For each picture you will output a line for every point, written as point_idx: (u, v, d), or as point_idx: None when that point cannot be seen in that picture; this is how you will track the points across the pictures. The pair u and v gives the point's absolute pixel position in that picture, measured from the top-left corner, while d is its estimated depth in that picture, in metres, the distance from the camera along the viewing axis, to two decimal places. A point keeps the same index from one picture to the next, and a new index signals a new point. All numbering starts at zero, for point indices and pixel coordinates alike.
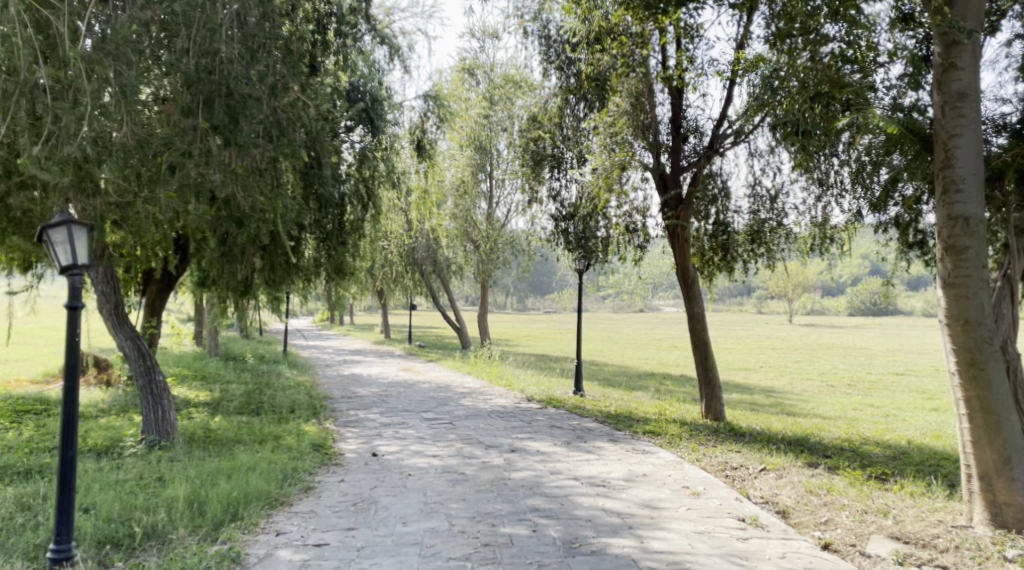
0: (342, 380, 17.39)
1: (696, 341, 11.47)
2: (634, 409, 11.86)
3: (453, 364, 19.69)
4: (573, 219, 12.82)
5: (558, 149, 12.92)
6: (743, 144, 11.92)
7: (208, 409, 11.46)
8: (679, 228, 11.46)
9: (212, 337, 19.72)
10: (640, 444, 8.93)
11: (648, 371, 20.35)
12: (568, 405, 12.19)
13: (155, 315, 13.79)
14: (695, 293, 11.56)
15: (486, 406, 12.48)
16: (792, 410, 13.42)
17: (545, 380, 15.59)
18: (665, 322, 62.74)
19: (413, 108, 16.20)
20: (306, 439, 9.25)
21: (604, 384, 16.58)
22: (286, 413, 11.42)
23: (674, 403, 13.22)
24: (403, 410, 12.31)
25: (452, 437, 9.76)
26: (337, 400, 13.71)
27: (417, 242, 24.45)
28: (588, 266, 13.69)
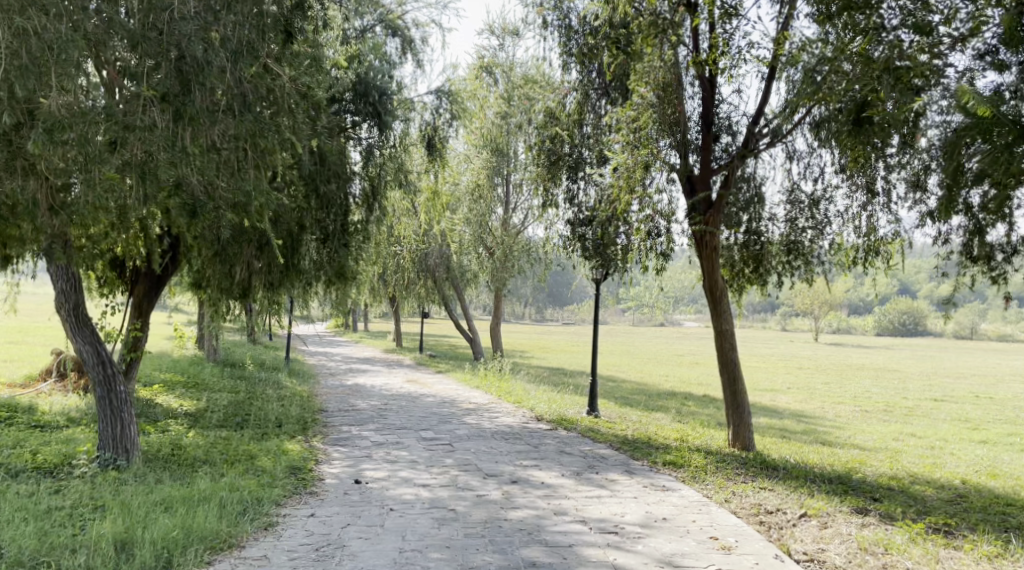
0: (344, 390, 16.45)
1: (724, 361, 10.38)
2: (652, 434, 10.79)
3: (462, 376, 18.70)
4: (591, 224, 12.02)
5: (576, 147, 12.05)
6: (779, 145, 10.93)
7: (187, 422, 10.54)
8: (708, 235, 10.37)
9: (210, 342, 18.86)
10: (660, 478, 7.88)
11: (669, 389, 19.28)
12: (581, 427, 11.15)
13: (141, 316, 12.71)
14: (724, 309, 10.42)
15: (491, 426, 11.48)
16: (826, 439, 12.30)
17: (557, 397, 14.55)
18: (686, 337, 61.39)
19: (424, 105, 15.33)
20: (283, 460, 8.28)
21: (621, 402, 15.50)
22: (272, 428, 10.49)
23: (696, 428, 12.13)
24: (400, 428, 11.32)
25: (449, 462, 8.75)
26: (333, 414, 12.76)
27: (430, 248, 24.05)
28: (606, 275, 12.72)
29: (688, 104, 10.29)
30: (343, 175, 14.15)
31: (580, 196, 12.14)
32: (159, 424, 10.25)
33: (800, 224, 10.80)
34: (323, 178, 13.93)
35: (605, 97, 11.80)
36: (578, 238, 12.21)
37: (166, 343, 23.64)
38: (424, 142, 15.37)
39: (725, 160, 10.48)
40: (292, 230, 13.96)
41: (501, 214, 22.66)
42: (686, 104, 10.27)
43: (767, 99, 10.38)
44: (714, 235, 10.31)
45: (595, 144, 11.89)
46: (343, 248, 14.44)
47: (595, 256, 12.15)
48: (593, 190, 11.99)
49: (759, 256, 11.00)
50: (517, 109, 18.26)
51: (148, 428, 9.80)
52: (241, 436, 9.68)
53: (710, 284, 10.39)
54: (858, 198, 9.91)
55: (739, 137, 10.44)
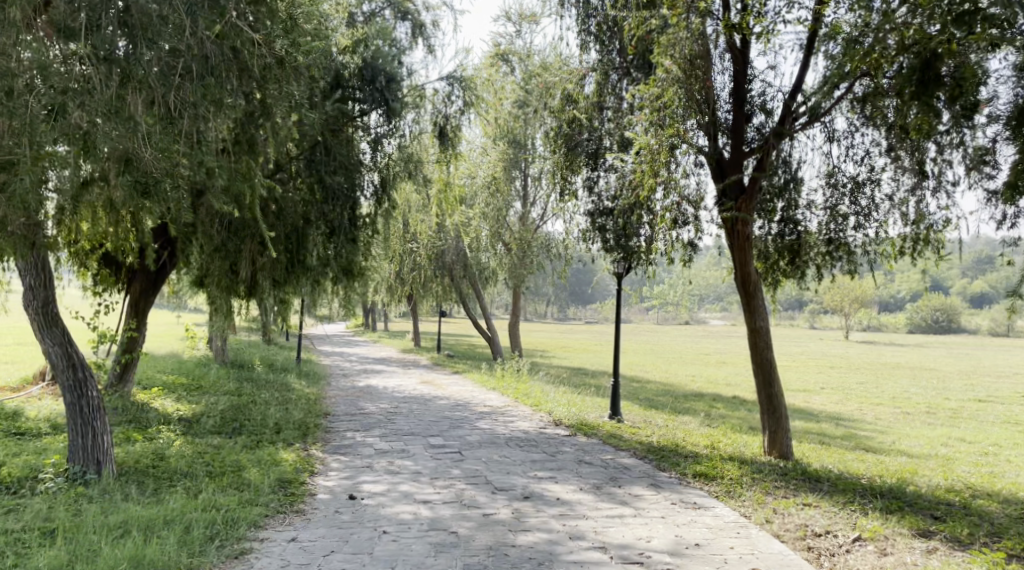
0: (354, 393, 15.74)
1: (758, 361, 9.51)
2: (680, 441, 9.92)
3: (478, 377, 17.90)
4: (612, 214, 11.18)
5: (597, 131, 11.22)
6: (818, 125, 10.03)
7: (179, 428, 9.85)
8: (739, 223, 9.47)
9: (218, 342, 18.24)
10: (690, 493, 7.05)
11: (696, 390, 18.38)
12: (602, 433, 10.32)
13: (137, 316, 12.15)
14: (758, 305, 9.55)
15: (505, 431, 10.68)
16: (869, 446, 11.37)
17: (577, 399, 13.70)
18: (711, 335, 60.20)
19: (435, 91, 14.52)
20: (273, 472, 7.53)
21: (645, 405, 14.61)
22: (268, 435, 9.78)
23: (727, 433, 11.23)
24: (408, 434, 10.55)
25: (456, 474, 7.95)
26: (338, 418, 12.03)
27: (447, 244, 23.32)
28: (628, 269, 11.83)
29: (717, 81, 9.43)
30: (352, 167, 13.45)
31: (600, 184, 11.26)
32: (148, 431, 9.55)
33: (842, 211, 9.91)
34: (329, 169, 13.26)
35: (626, 77, 10.93)
36: (598, 229, 11.36)
37: (176, 343, 23.03)
38: (436, 130, 14.58)
39: (757, 142, 9.61)
40: (297, 223, 13.28)
41: (519, 209, 21.89)
42: (715, 81, 9.41)
43: (804, 74, 9.49)
44: (746, 223, 9.42)
45: (617, 127, 11.05)
46: (350, 244, 13.75)
47: (618, 248, 11.29)
48: (616, 178, 11.12)
49: (798, 247, 10.10)
50: (534, 97, 17.46)
51: (134, 435, 9.10)
52: (233, 445, 8.94)
53: (742, 278, 9.53)
54: (905, 182, 9.03)
55: (775, 116, 9.56)
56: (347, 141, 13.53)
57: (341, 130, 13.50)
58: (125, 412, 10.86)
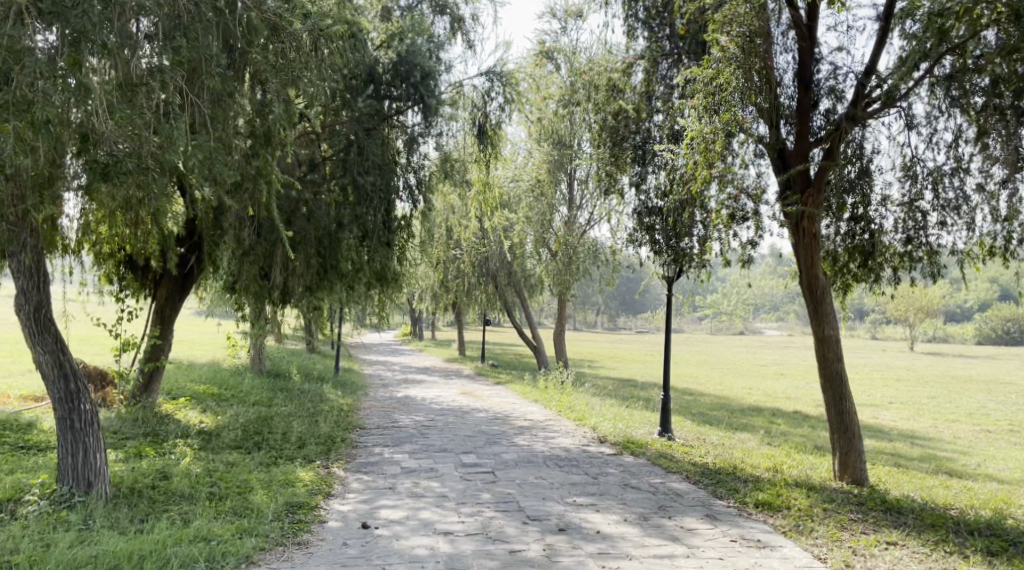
0: (391, 404, 15.06)
1: (826, 374, 8.51)
2: (738, 463, 8.93)
3: (521, 389, 17.08)
4: (661, 212, 10.30)
5: (646, 123, 10.38)
6: (895, 111, 9.01)
7: (196, 442, 9.23)
8: (804, 218, 8.51)
9: (254, 350, 17.77)
10: (753, 529, 6.10)
11: (753, 405, 17.26)
12: (651, 452, 9.41)
13: (162, 323, 11.64)
14: (827, 311, 8.54)
15: (545, 449, 9.84)
16: (951, 470, 10.23)
17: (624, 413, 12.74)
18: (768, 346, 58.22)
19: (474, 87, 13.62)
20: (283, 493, 6.82)
21: (699, 420, 13.56)
22: (287, 451, 9.11)
23: (790, 453, 10.18)
24: (439, 450, 9.76)
25: (486, 498, 7.15)
26: (370, 432, 11.35)
27: (491, 251, 22.57)
28: (678, 272, 10.90)
29: (780, 62, 8.51)
30: (387, 168, 12.83)
31: (648, 181, 10.39)
32: (162, 445, 8.94)
33: (921, 206, 8.90)
34: (361, 168, 12.67)
35: (677, 64, 10.04)
36: (645, 229, 10.49)
37: (215, 351, 22.64)
38: (474, 126, 13.56)
39: (825, 129, 8.65)
40: (329, 226, 12.71)
41: (565, 212, 21.05)
42: (777, 62, 8.49)
43: (880, 53, 8.50)
44: (812, 219, 8.45)
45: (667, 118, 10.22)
46: (385, 249, 13.14)
47: (668, 250, 10.41)
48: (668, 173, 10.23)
49: (871, 247, 9.09)
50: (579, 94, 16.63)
51: (143, 450, 8.48)
52: (249, 462, 8.28)
53: (808, 282, 8.56)
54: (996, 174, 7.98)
55: (846, 100, 8.60)
56: (382, 140, 12.92)
57: (375, 129, 12.89)
58: (145, 424, 10.32)
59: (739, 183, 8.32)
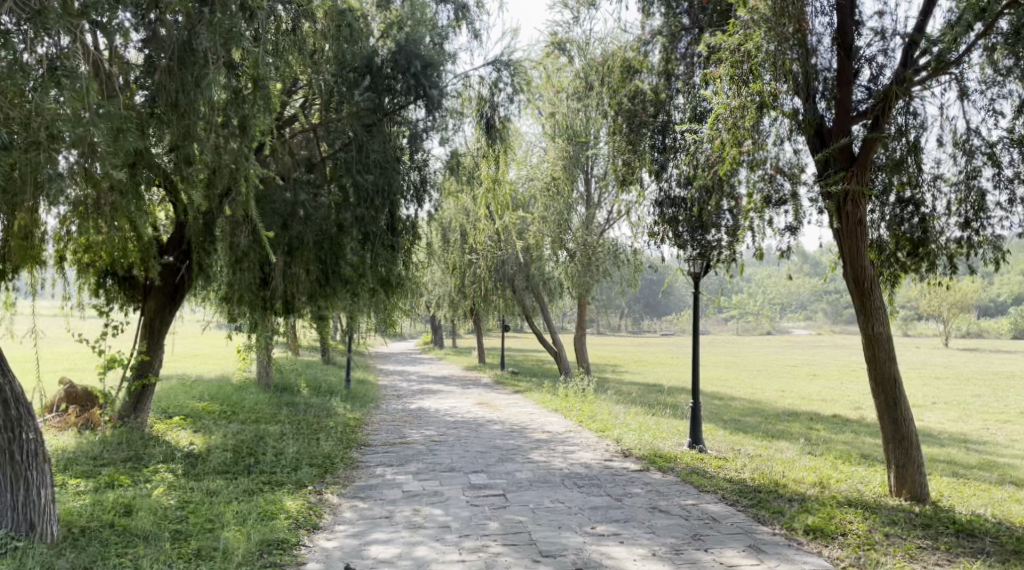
0: (402, 417, 14.22)
1: (877, 377, 7.53)
2: (779, 479, 7.96)
3: (541, 397, 16.17)
4: (685, 202, 9.37)
5: (667, 107, 9.49)
6: (947, 80, 8.01)
7: (180, 467, 8.45)
8: (848, 200, 7.52)
9: (260, 363, 16.99)
10: (806, 566, 5.27)
11: (788, 408, 16.21)
12: (682, 467, 8.46)
13: (150, 336, 11.08)
14: (875, 306, 7.55)
15: (564, 465, 8.93)
16: (1017, 481, 9.22)
17: (650, 423, 11.77)
18: (797, 346, 56.66)
19: (479, 78, 12.63)
20: (260, 528, 5.99)
21: (732, 428, 12.55)
22: (277, 475, 8.28)
23: (836, 464, 9.18)
24: (447, 470, 8.88)
25: (494, 528, 6.30)
26: (375, 449, 10.52)
27: (507, 254, 21.69)
28: (706, 268, 9.96)
29: (816, 27, 7.58)
30: (389, 166, 11.96)
31: (671, 169, 9.46)
32: (141, 472, 8.17)
33: (980, 184, 7.91)
34: (361, 167, 11.84)
35: (698, 40, 9.11)
36: (667, 222, 9.55)
37: (225, 366, 21.92)
38: (480, 119, 12.61)
39: (868, 101, 7.71)
40: (329, 230, 11.93)
41: (583, 211, 20.13)
42: (813, 27, 7.56)
43: (931, 12, 7.51)
44: (857, 202, 7.47)
45: (690, 100, 9.29)
46: (389, 252, 12.24)
47: (695, 244, 9.46)
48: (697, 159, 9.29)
49: (923, 233, 8.14)
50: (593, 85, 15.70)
51: (118, 479, 7.71)
52: (233, 490, 7.47)
53: (852, 273, 7.59)
54: None
55: (891, 67, 7.65)
56: (383, 137, 12.07)
57: (376, 125, 12.08)
58: (131, 446, 9.59)
59: (774, 163, 7.38)
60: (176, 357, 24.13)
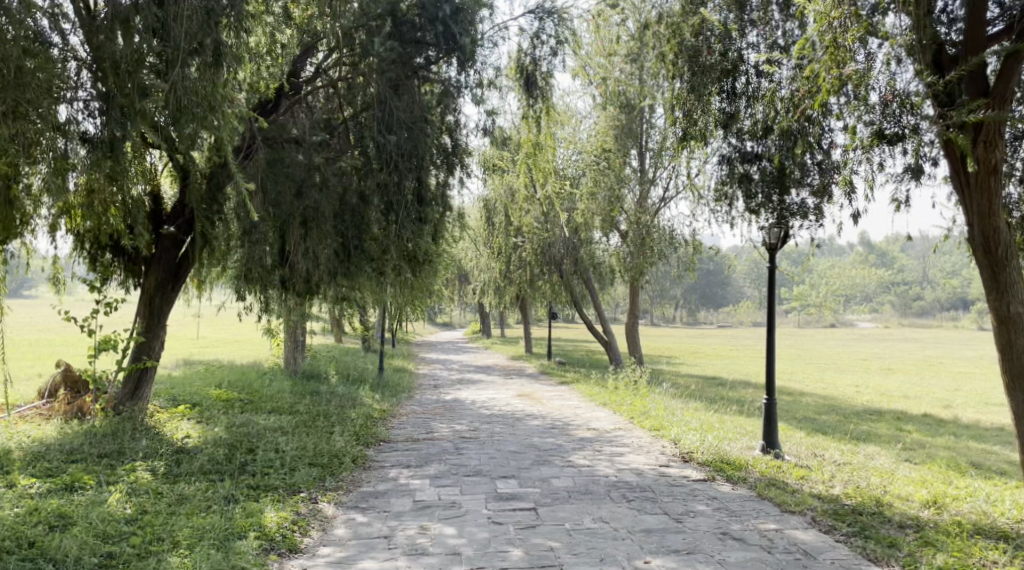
0: (434, 409, 12.88)
1: (1013, 372, 5.93)
2: (880, 497, 6.38)
3: (590, 389, 14.67)
4: (761, 157, 7.78)
5: (737, 44, 7.86)
6: None
7: (161, 464, 7.23)
8: (982, 136, 5.81)
9: (287, 347, 15.81)
10: None
11: (869, 407, 14.43)
12: (756, 478, 6.93)
13: (149, 316, 9.96)
14: (1013, 280, 5.89)
15: (611, 471, 7.46)
16: None
17: (713, 421, 10.19)
18: (863, 339, 53.95)
19: (519, 30, 10.95)
20: (213, 554, 4.72)
21: (808, 428, 10.88)
22: (266, 477, 6.99)
23: (944, 476, 7.53)
24: (471, 473, 7.49)
25: (517, 557, 4.91)
26: (395, 446, 9.20)
27: (554, 235, 20.11)
28: (784, 239, 8.29)
29: None
30: (416, 127, 10.45)
31: (745, 116, 7.86)
32: (112, 471, 6.96)
33: None
34: (384, 127, 10.41)
35: None
36: (737, 181, 7.94)
37: (258, 352, 20.87)
38: (520, 77, 10.98)
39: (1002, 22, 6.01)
40: (349, 200, 10.66)
41: (637, 190, 18.59)
42: None
43: None
44: (994, 144, 5.78)
45: (766, 34, 7.71)
46: (416, 226, 10.63)
47: (771, 208, 7.83)
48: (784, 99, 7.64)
49: None
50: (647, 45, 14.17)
51: (78, 479, 6.51)
52: (207, 496, 6.22)
53: (981, 237, 5.93)
54: None
55: None
56: (410, 95, 10.61)
57: (405, 86, 10.64)
58: (120, 438, 8.40)
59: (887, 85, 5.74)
60: (208, 343, 23.14)
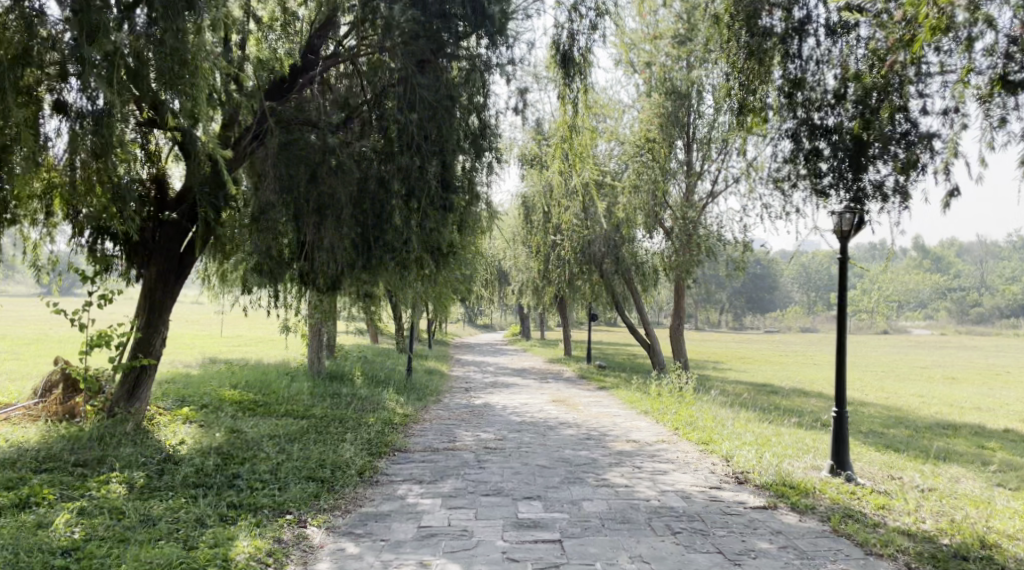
0: (461, 415, 11.92)
1: None
2: (986, 535, 5.28)
3: (631, 395, 13.57)
4: (840, 130, 6.61)
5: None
6: None
7: (139, 475, 6.37)
8: None
9: (310, 346, 14.96)
10: None
11: (940, 419, 13.09)
12: (829, 509, 5.84)
13: (148, 311, 9.13)
14: None
15: (654, 493, 6.42)
16: None
17: (769, 434, 9.05)
18: (918, 347, 51.75)
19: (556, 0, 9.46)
20: None
21: (877, 445, 9.63)
22: (252, 493, 6.05)
23: None
24: (491, 493, 6.51)
25: None
26: (411, 457, 8.25)
27: (594, 233, 18.77)
28: (859, 226, 7.15)
29: None
30: (441, 107, 9.40)
31: (814, 82, 6.74)
32: (80, 484, 6.10)
33: None
34: (405, 106, 9.37)
35: None
36: (804, 159, 6.86)
37: (284, 352, 20.12)
38: (554, 53, 9.49)
39: None
40: (367, 186, 9.61)
41: (683, 183, 17.46)
42: None
43: None
44: None
45: None
46: (440, 215, 9.58)
47: (845, 188, 6.64)
48: (858, 61, 6.56)
49: None
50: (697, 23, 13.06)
51: (38, 493, 5.67)
52: (176, 518, 5.31)
53: None
54: None
55: None
56: (436, 75, 9.51)
57: (431, 62, 9.56)
58: (106, 444, 7.47)
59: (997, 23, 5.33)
60: (235, 342, 22.45)
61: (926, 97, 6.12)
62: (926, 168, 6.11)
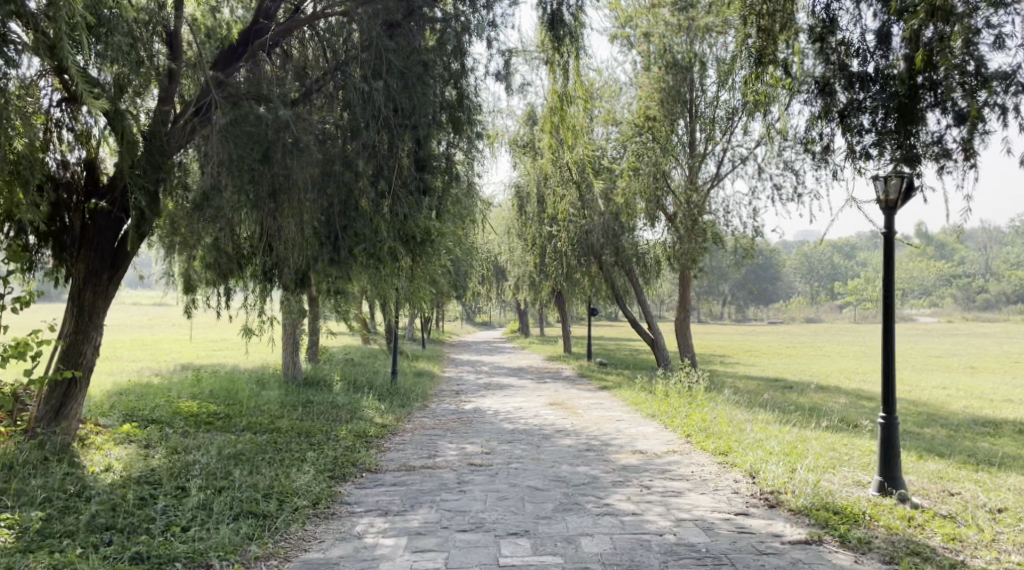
0: (447, 423, 10.73)
1: None
2: None
3: (635, 395, 12.39)
4: (885, 78, 5.40)
5: None
6: None
7: (36, 516, 5.15)
8: None
9: (286, 351, 13.73)
10: None
11: (975, 415, 11.92)
12: (889, 546, 4.68)
13: (78, 314, 7.89)
14: None
15: (668, 523, 5.25)
16: None
17: (796, 441, 7.85)
18: (925, 335, 50.64)
19: None
20: None
21: (917, 450, 8.43)
22: (166, 539, 4.88)
23: None
24: (470, 527, 5.34)
25: None
26: (380, 478, 7.07)
27: (591, 223, 17.28)
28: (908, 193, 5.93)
29: None
30: (413, 74, 8.08)
31: (850, 24, 5.59)
32: None
33: None
34: (370, 72, 8.05)
35: None
36: (840, 116, 5.62)
37: (266, 356, 18.90)
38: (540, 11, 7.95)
39: None
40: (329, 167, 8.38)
41: (686, 165, 16.25)
42: None
43: None
44: None
45: None
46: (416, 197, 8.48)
47: (896, 143, 5.39)
48: None
49: None
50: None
51: None
52: None
53: None
54: None
55: None
56: (407, 39, 8.17)
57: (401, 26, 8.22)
58: (12, 475, 6.26)
59: None
60: (215, 347, 21.20)
61: (999, 25, 4.90)
62: (1004, 110, 4.88)
